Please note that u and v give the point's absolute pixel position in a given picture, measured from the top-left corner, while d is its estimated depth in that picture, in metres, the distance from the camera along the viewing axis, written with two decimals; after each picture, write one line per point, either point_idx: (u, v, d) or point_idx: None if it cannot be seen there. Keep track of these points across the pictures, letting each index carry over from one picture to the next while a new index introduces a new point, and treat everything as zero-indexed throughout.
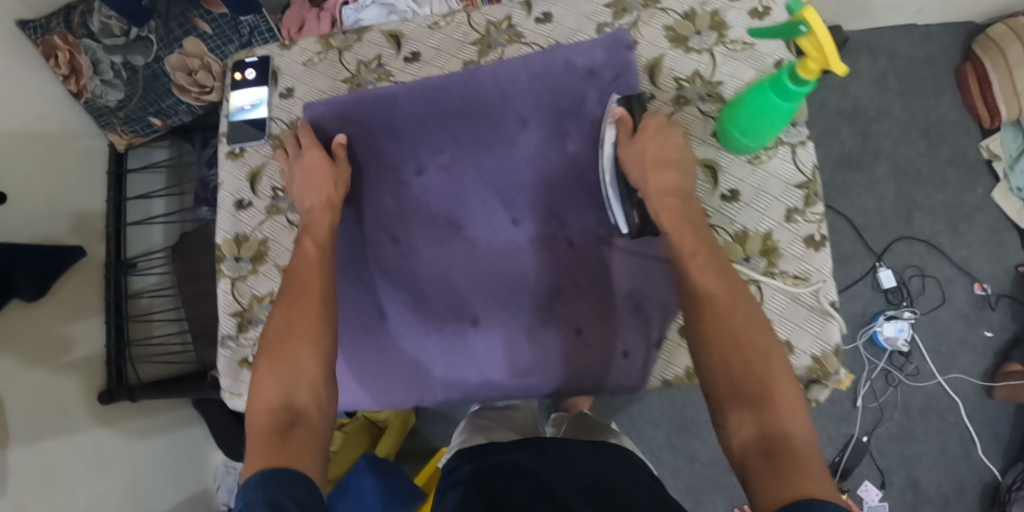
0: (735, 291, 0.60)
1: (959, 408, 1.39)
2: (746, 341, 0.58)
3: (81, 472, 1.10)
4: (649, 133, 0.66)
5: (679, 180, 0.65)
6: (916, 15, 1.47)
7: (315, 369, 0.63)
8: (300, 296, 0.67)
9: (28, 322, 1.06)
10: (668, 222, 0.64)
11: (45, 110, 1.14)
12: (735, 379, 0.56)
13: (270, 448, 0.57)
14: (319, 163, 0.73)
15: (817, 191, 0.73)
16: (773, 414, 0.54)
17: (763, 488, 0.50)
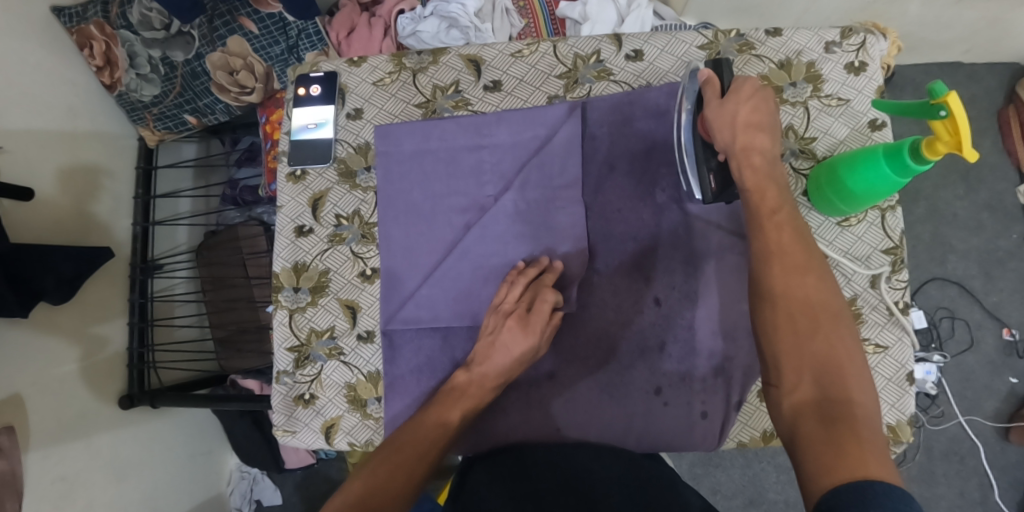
0: (811, 251, 0.60)
1: (980, 453, 1.41)
2: (816, 301, 0.59)
3: (101, 482, 1.06)
4: (743, 96, 0.64)
5: (768, 143, 0.64)
6: (964, 55, 1.45)
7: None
8: (400, 461, 0.63)
9: (55, 324, 1.02)
10: (750, 182, 0.63)
11: (76, 103, 1.08)
12: (800, 337, 0.58)
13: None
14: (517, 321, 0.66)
15: (904, 257, 0.70)
16: (835, 379, 0.55)
17: (815, 451, 0.51)
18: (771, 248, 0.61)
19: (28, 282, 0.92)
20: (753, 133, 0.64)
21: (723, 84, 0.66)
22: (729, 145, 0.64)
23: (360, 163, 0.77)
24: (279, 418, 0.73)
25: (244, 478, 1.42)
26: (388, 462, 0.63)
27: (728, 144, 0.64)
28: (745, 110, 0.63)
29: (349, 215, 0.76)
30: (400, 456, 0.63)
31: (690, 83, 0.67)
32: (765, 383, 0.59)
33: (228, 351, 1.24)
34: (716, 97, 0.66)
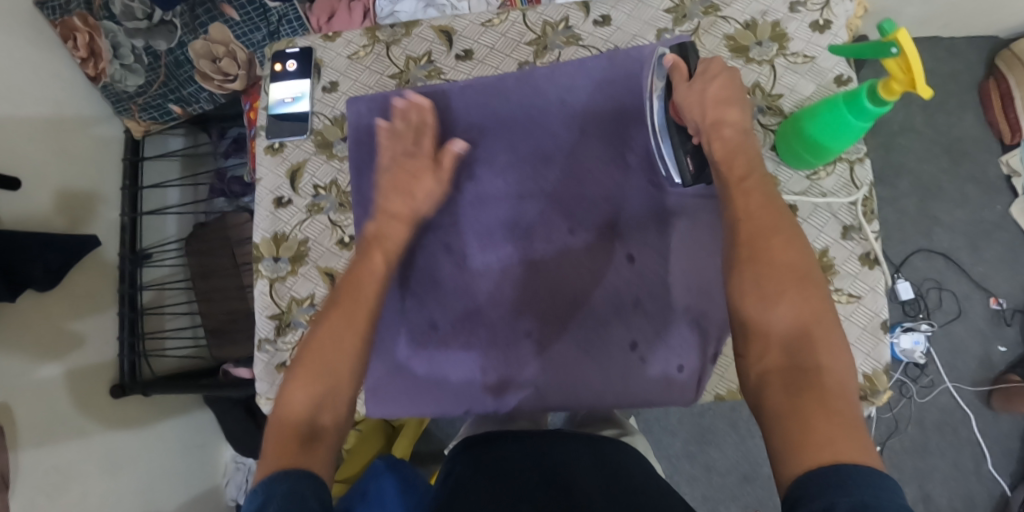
0: (779, 212, 0.59)
1: (971, 423, 1.42)
2: (787, 262, 0.57)
3: (93, 473, 1.08)
4: (710, 75, 0.66)
5: (738, 117, 0.64)
6: (943, 29, 1.47)
7: (348, 385, 0.59)
8: (355, 307, 0.63)
9: (41, 313, 1.03)
10: (720, 153, 0.64)
11: (61, 95, 1.09)
12: (768, 300, 0.56)
13: (290, 452, 0.51)
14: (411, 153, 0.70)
15: (874, 209, 0.71)
16: (807, 346, 0.53)
17: (781, 426, 0.49)
18: (739, 213, 0.60)
19: (17, 273, 0.94)
20: (723, 108, 0.64)
21: (690, 67, 0.68)
22: (699, 122, 0.65)
23: (336, 134, 0.77)
24: (260, 387, 0.72)
25: (239, 468, 1.41)
26: (345, 310, 0.62)
27: (698, 122, 0.65)
28: (714, 86, 0.65)
29: (327, 184, 0.76)
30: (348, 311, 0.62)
31: (654, 70, 0.69)
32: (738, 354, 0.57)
33: (220, 340, 1.25)
34: (682, 80, 0.67)
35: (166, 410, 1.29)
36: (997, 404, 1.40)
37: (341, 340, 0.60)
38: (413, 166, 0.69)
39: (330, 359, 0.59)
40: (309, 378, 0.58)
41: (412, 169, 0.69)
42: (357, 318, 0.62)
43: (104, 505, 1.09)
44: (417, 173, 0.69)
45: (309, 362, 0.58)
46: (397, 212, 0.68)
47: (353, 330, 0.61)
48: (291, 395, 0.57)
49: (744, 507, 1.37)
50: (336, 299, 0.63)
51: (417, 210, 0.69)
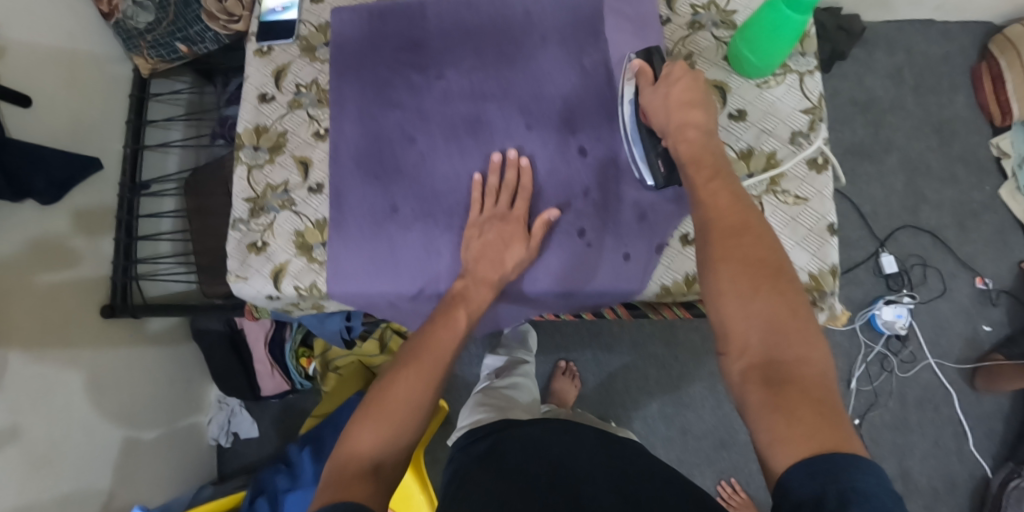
0: (750, 211, 0.60)
1: (954, 402, 1.41)
2: (757, 259, 0.58)
3: (78, 386, 1.14)
4: (674, 78, 0.67)
5: (702, 118, 0.66)
6: (937, 10, 1.50)
7: (410, 439, 0.62)
8: (430, 368, 0.66)
9: (42, 227, 1.09)
10: (686, 154, 0.65)
11: (77, 31, 1.17)
12: (743, 299, 0.58)
13: (353, 486, 0.56)
14: (507, 229, 0.70)
15: (823, 118, 0.75)
16: (782, 339, 0.55)
17: (768, 420, 0.52)
18: (710, 214, 0.62)
19: (23, 181, 0.99)
20: (687, 110, 0.66)
21: (655, 72, 0.70)
22: (665, 124, 0.66)
23: (320, 40, 0.82)
24: (232, 263, 0.76)
25: (223, 408, 1.50)
26: (421, 370, 0.65)
27: (664, 125, 0.67)
28: (677, 90, 0.66)
29: (309, 84, 0.81)
30: (422, 362, 0.66)
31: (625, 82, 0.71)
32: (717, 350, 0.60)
33: (207, 277, 1.29)
34: (648, 84, 0.69)
35: (153, 340, 1.34)
36: (979, 382, 1.38)
37: (412, 397, 0.63)
38: (505, 230, 0.70)
39: (396, 414, 0.62)
40: (377, 425, 0.62)
41: (502, 234, 0.70)
42: (431, 377, 0.65)
43: (84, 418, 1.15)
44: (510, 241, 0.69)
45: (375, 406, 0.63)
46: (484, 275, 0.70)
47: (425, 388, 0.64)
48: (359, 434, 0.61)
49: (719, 472, 1.38)
50: (416, 354, 0.66)
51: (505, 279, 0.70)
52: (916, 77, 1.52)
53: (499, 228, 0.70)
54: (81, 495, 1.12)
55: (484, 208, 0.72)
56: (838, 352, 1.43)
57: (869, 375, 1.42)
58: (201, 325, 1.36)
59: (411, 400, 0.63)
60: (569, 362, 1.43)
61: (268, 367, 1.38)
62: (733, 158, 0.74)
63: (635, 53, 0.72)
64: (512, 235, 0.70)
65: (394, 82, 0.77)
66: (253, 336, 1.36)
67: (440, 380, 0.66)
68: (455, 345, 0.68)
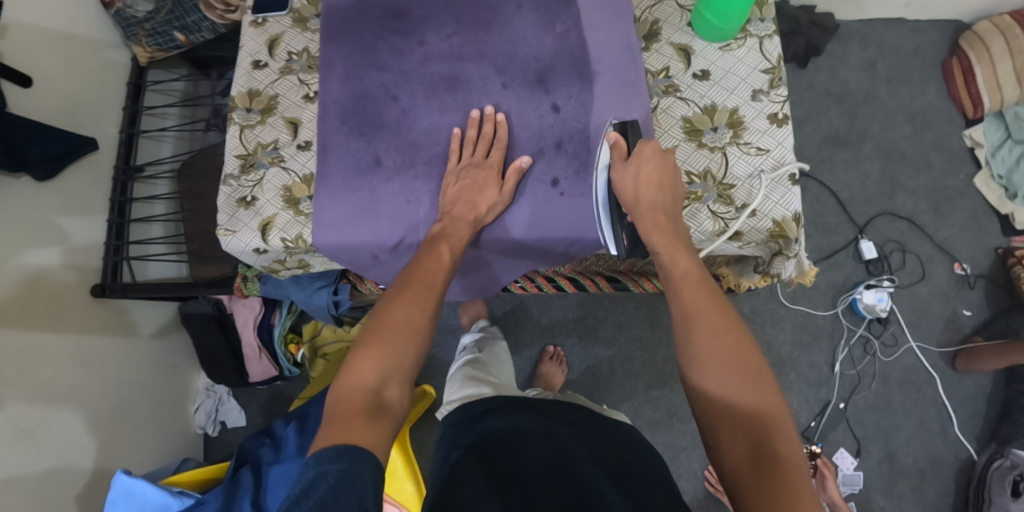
0: (727, 313, 0.65)
1: (936, 384, 1.43)
2: (738, 361, 0.63)
3: (64, 363, 1.16)
4: (643, 159, 0.70)
5: (667, 199, 0.70)
6: (905, 8, 1.57)
7: (409, 364, 0.66)
8: (425, 293, 0.69)
9: (32, 204, 1.12)
10: (660, 242, 0.69)
11: (75, 15, 1.22)
12: (729, 395, 0.62)
13: (357, 423, 0.60)
14: (488, 177, 0.75)
15: (783, 77, 0.80)
16: (765, 434, 0.60)
17: (754, 507, 0.56)
18: (690, 314, 0.66)
19: (19, 151, 1.05)
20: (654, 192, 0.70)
21: (629, 145, 0.73)
22: (634, 205, 0.70)
23: (311, 12, 0.85)
24: (222, 217, 0.78)
25: (210, 396, 1.50)
26: (416, 294, 0.69)
27: (632, 205, 0.70)
28: (647, 169, 0.70)
29: (300, 52, 0.84)
30: (417, 291, 0.69)
31: (599, 148, 0.74)
32: (707, 445, 0.64)
33: (197, 260, 1.34)
34: (620, 159, 0.72)
35: (142, 323, 1.36)
36: (961, 363, 1.41)
37: (410, 321, 0.67)
38: (480, 175, 0.75)
39: (394, 337, 0.66)
40: (377, 351, 0.65)
41: (478, 179, 0.74)
42: (426, 301, 0.69)
43: (71, 395, 1.17)
44: (485, 183, 0.74)
45: (370, 338, 0.66)
46: (460, 214, 0.74)
47: (421, 313, 0.68)
48: (359, 363, 0.65)
49: (706, 455, 1.39)
50: (410, 281, 0.70)
51: (480, 220, 0.75)
52: (888, 69, 1.58)
53: (477, 175, 0.74)
54: (67, 469, 1.14)
55: (462, 157, 0.76)
56: (819, 335, 1.45)
57: (853, 358, 1.44)
58: (190, 308, 1.38)
59: (409, 337, 0.66)
60: (557, 347, 1.44)
61: (256, 350, 1.38)
62: (698, 114, 0.79)
63: (613, 121, 0.75)
64: (490, 179, 0.75)
65: (376, 49, 0.80)
66: (242, 319, 1.36)
67: (435, 305, 0.70)
68: (446, 272, 0.71)
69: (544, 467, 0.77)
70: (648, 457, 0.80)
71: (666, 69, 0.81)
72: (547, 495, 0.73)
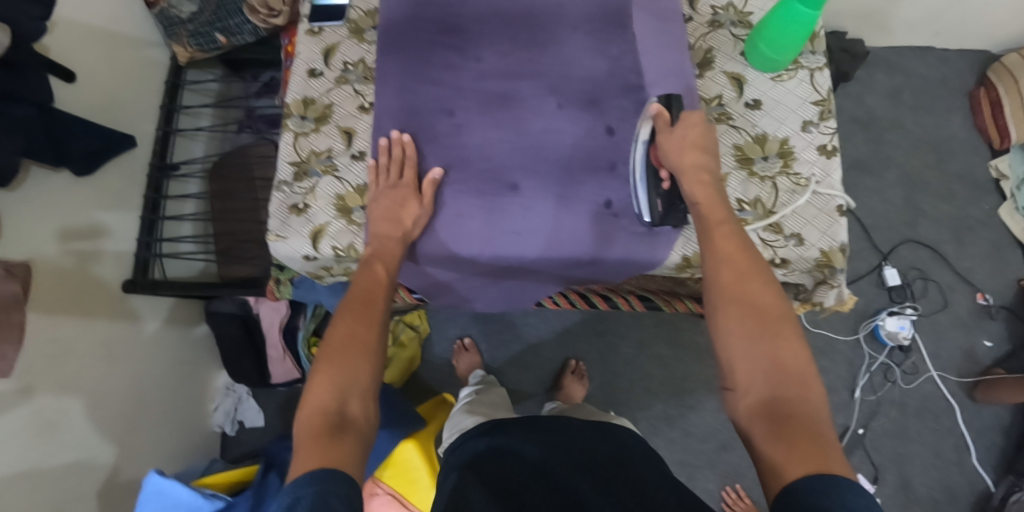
0: (756, 258, 0.66)
1: (955, 413, 1.43)
2: (764, 307, 0.64)
3: (91, 358, 1.16)
4: (690, 123, 0.74)
5: (707, 161, 0.72)
6: (934, 38, 1.57)
7: (365, 378, 0.67)
8: (365, 309, 0.71)
9: (69, 199, 1.13)
10: (700, 196, 0.71)
11: (118, 12, 1.23)
12: (750, 339, 0.63)
13: (322, 442, 0.60)
14: (407, 195, 0.76)
15: (831, 109, 0.81)
16: (782, 379, 0.61)
17: (770, 445, 0.57)
18: (716, 263, 0.67)
19: (60, 143, 1.06)
20: (696, 153, 0.72)
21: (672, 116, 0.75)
22: (678, 164, 0.72)
23: (368, 24, 0.86)
24: (273, 222, 0.79)
25: (229, 395, 1.51)
26: (355, 312, 0.70)
27: (678, 164, 0.72)
28: (693, 133, 0.73)
29: (356, 62, 0.85)
30: (361, 310, 0.71)
31: (638, 128, 0.76)
32: (724, 389, 0.65)
33: (225, 259, 1.34)
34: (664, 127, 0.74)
35: (169, 315, 1.37)
36: (980, 394, 1.40)
37: (355, 337, 0.69)
38: (398, 194, 0.76)
39: (345, 356, 0.67)
40: (330, 372, 0.66)
41: (399, 197, 0.75)
42: (369, 316, 0.71)
43: (95, 389, 1.16)
44: (403, 200, 0.75)
45: (322, 361, 0.67)
46: (387, 233, 0.74)
47: (366, 329, 0.69)
48: (313, 387, 0.65)
49: (722, 475, 1.38)
50: (350, 301, 0.71)
51: (408, 234, 0.76)
52: (915, 98, 1.59)
53: (396, 196, 0.75)
54: (87, 464, 1.14)
55: (379, 183, 0.77)
56: (839, 360, 1.45)
57: (873, 385, 1.44)
58: (215, 307, 1.36)
59: (360, 354, 0.68)
60: (578, 361, 1.42)
61: (280, 352, 1.37)
62: (749, 143, 0.79)
63: (656, 96, 0.77)
64: (412, 195, 0.76)
65: (429, 65, 0.81)
66: (268, 320, 1.36)
67: (377, 319, 0.71)
68: (385, 290, 0.73)
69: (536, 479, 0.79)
70: (640, 463, 0.84)
71: (719, 97, 0.81)
72: (541, 498, 0.75)
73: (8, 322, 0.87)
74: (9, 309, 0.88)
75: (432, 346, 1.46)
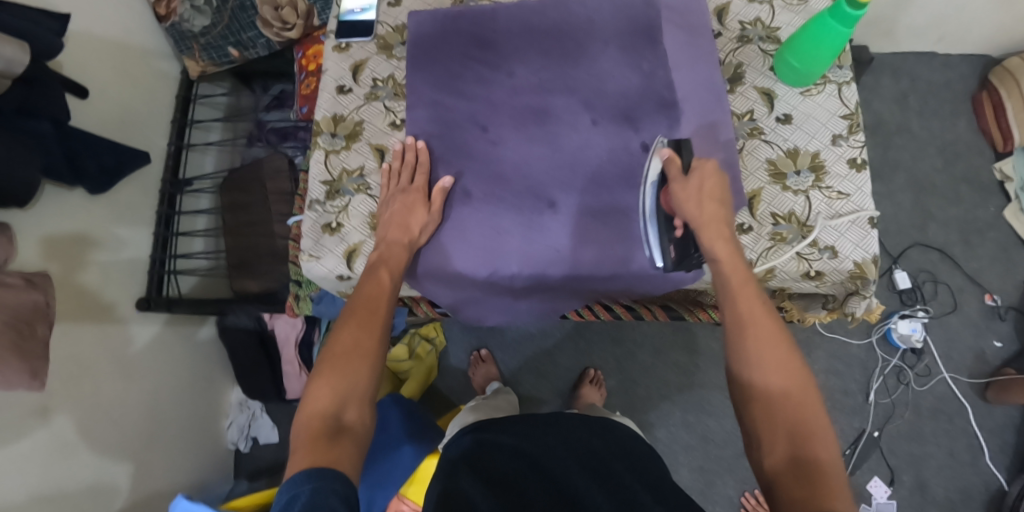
0: (777, 322, 0.68)
1: (968, 414, 1.44)
2: (785, 371, 0.65)
3: (110, 377, 1.14)
4: (705, 173, 0.74)
5: (721, 211, 0.73)
6: (937, 43, 1.59)
7: (364, 386, 0.71)
8: (370, 317, 0.74)
9: (86, 217, 1.11)
10: (720, 251, 0.72)
11: (132, 26, 1.22)
12: (773, 401, 0.64)
13: (317, 445, 0.64)
14: (416, 202, 0.78)
15: (860, 123, 0.81)
16: (806, 441, 0.61)
17: (792, 500, 0.57)
18: (742, 322, 0.69)
19: (77, 161, 1.04)
20: (710, 203, 0.73)
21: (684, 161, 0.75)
22: (697, 216, 0.72)
23: (396, 40, 0.88)
24: (307, 242, 0.82)
25: (244, 411, 1.49)
26: (360, 320, 0.74)
27: (697, 216, 0.72)
28: (709, 183, 0.73)
29: (385, 78, 0.86)
30: (364, 318, 0.74)
31: (649, 161, 0.76)
32: (749, 449, 0.65)
33: (244, 272, 1.34)
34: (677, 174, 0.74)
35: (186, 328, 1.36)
36: (992, 395, 1.41)
37: (357, 346, 0.72)
38: (408, 199, 0.78)
39: (345, 364, 0.71)
40: (331, 380, 0.70)
41: (407, 203, 0.78)
42: (372, 326, 0.74)
43: (114, 408, 1.15)
44: (412, 208, 0.78)
45: (324, 368, 0.71)
46: (394, 239, 0.78)
47: (367, 338, 0.73)
48: (315, 392, 0.69)
49: (741, 482, 1.38)
50: (354, 308, 0.74)
51: (414, 241, 0.79)
52: (920, 102, 1.61)
53: (405, 204, 0.78)
54: (107, 486, 1.12)
55: (389, 187, 0.80)
56: (854, 363, 1.46)
57: (887, 387, 1.45)
58: (230, 322, 1.36)
59: (360, 362, 0.71)
60: (596, 369, 1.42)
61: (296, 368, 1.35)
62: (782, 157, 0.80)
63: (664, 137, 0.77)
64: (421, 201, 0.78)
65: (460, 83, 0.82)
66: (284, 335, 1.35)
67: (380, 328, 0.74)
68: (389, 298, 0.76)
69: (532, 476, 0.81)
70: (633, 460, 0.86)
71: (750, 113, 0.82)
72: (536, 493, 0.78)
73: (33, 336, 0.86)
74: (35, 321, 0.88)
75: (448, 357, 1.46)
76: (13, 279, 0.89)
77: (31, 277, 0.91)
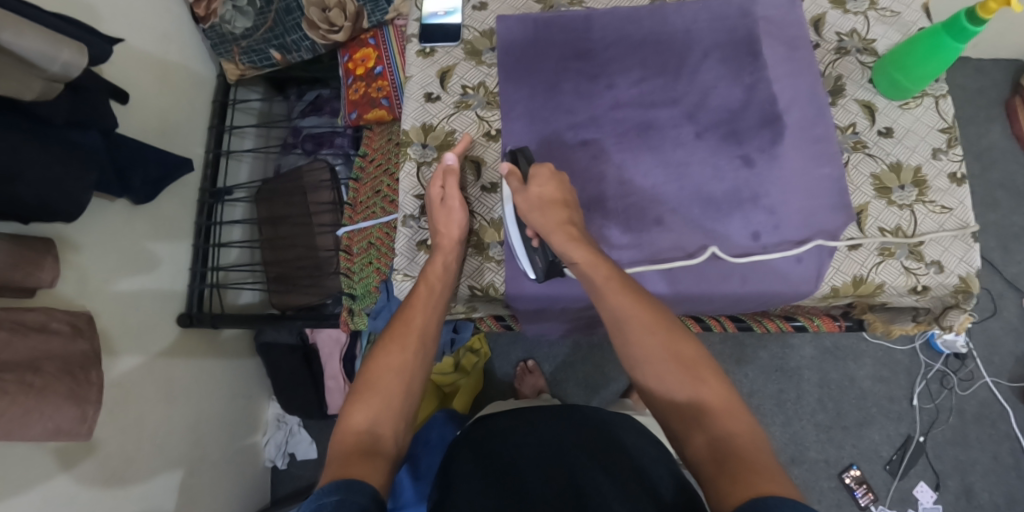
0: (656, 311, 0.69)
1: (1010, 417, 1.44)
2: (672, 358, 0.67)
3: (153, 404, 1.08)
4: (541, 178, 0.77)
5: (564, 212, 0.75)
6: (972, 48, 1.60)
7: (400, 404, 0.69)
8: (405, 337, 0.73)
9: (127, 229, 1.06)
10: (577, 253, 0.73)
11: (169, 30, 1.16)
12: (678, 387, 0.66)
13: (348, 460, 0.62)
14: (443, 202, 0.82)
15: (957, 137, 0.83)
16: (713, 422, 0.63)
17: (716, 484, 0.58)
18: (620, 319, 0.69)
19: (122, 171, 0.98)
20: (553, 206, 0.75)
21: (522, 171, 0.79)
22: (540, 223, 0.75)
23: (485, 45, 0.92)
24: (402, 259, 0.86)
25: (281, 427, 1.44)
26: (398, 337, 0.73)
27: (542, 224, 0.75)
28: (547, 188, 0.76)
29: (473, 86, 0.90)
30: (403, 338, 0.73)
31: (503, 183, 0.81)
32: (673, 440, 0.66)
33: (281, 289, 1.29)
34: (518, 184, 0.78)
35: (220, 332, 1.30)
36: None
37: (392, 363, 0.71)
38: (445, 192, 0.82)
39: (382, 384, 0.69)
40: (368, 401, 0.68)
41: (448, 200, 0.82)
42: (406, 343, 0.73)
43: (158, 436, 1.09)
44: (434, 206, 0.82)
45: (360, 387, 0.69)
46: (443, 242, 0.81)
47: (402, 354, 0.72)
48: (352, 412, 0.68)
49: None
50: (394, 327, 0.74)
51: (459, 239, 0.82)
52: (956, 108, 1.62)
53: (441, 207, 0.82)
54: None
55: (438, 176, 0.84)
56: (899, 369, 1.47)
57: (931, 392, 1.45)
58: (268, 338, 1.31)
59: (394, 378, 0.70)
60: None
61: (340, 382, 1.32)
62: (886, 172, 0.83)
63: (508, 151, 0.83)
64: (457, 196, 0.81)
65: (555, 94, 0.86)
66: (327, 350, 1.32)
67: (417, 345, 0.73)
68: (423, 315, 0.76)
69: (537, 466, 0.77)
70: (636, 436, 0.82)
71: (853, 126, 0.84)
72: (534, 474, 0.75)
73: (88, 379, 0.81)
74: (87, 365, 0.82)
75: (495, 370, 1.43)
76: (59, 325, 0.82)
77: (77, 324, 0.84)
